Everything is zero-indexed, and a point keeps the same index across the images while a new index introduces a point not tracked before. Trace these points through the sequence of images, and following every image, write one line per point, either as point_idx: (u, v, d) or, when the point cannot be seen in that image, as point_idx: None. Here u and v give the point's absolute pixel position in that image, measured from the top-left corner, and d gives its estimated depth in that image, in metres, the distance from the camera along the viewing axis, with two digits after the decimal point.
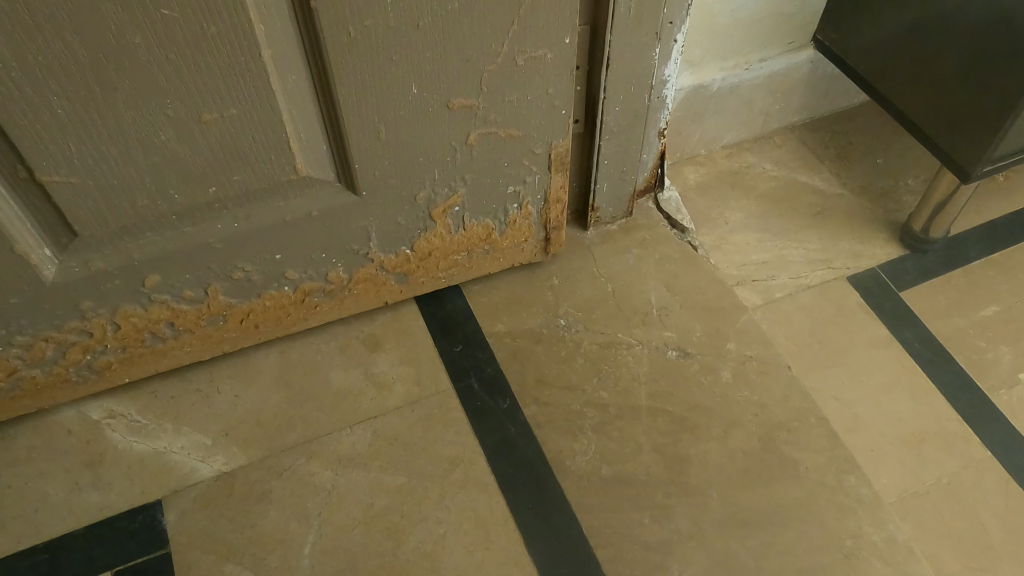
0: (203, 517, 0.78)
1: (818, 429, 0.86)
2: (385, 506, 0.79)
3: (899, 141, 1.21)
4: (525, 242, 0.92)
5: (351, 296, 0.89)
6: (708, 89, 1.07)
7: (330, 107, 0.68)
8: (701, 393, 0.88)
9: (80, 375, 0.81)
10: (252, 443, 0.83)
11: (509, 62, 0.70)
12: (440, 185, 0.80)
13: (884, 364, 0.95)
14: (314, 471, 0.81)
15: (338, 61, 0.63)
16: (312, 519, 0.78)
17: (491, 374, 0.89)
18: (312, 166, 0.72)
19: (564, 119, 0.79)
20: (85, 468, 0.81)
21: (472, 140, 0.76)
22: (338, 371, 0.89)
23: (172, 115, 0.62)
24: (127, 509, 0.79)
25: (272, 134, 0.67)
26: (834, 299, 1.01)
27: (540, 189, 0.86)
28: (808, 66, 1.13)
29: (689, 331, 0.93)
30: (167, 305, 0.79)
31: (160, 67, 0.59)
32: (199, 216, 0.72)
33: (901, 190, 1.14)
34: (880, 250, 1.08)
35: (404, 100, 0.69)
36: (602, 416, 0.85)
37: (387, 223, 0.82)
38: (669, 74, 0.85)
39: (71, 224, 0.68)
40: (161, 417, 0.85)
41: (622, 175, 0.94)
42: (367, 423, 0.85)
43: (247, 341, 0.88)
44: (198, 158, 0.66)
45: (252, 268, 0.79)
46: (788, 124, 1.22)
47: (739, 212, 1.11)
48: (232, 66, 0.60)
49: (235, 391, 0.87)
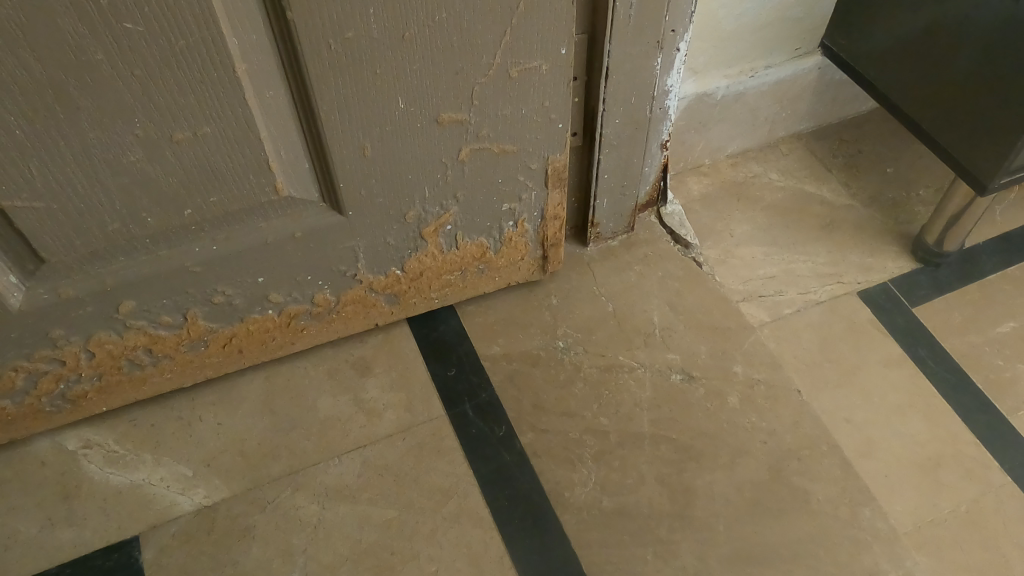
0: (182, 555, 0.74)
1: (830, 456, 0.82)
2: (374, 542, 0.75)
3: (909, 150, 1.16)
4: (522, 260, 0.88)
5: (339, 318, 0.85)
6: (712, 97, 1.03)
7: (311, 124, 0.64)
8: (706, 419, 0.84)
9: (54, 404, 0.78)
10: (234, 475, 0.79)
11: (502, 74, 0.66)
12: (431, 203, 0.76)
13: (898, 386, 0.91)
14: (299, 504, 0.77)
15: (318, 75, 0.59)
16: (296, 556, 0.74)
17: (486, 399, 0.85)
18: (294, 185, 0.68)
19: (561, 133, 0.75)
20: (59, 502, 0.78)
21: (464, 157, 0.72)
22: (326, 397, 0.85)
23: (141, 135, 0.58)
24: (102, 546, 0.75)
25: (250, 152, 0.63)
26: (845, 316, 0.97)
27: (537, 205, 0.82)
28: (815, 72, 1.09)
29: (694, 352, 0.89)
30: (144, 331, 0.75)
31: (125, 84, 0.55)
32: (175, 239, 0.68)
33: (912, 201, 1.10)
34: (891, 264, 1.03)
35: (390, 115, 0.65)
36: (603, 444, 0.81)
37: (375, 242, 0.78)
38: (672, 84, 0.80)
39: (37, 250, 0.64)
40: (139, 447, 0.81)
41: (623, 190, 0.90)
42: (356, 452, 0.81)
43: (231, 366, 0.84)
44: (171, 179, 0.62)
45: (233, 291, 0.75)
46: (795, 132, 1.18)
47: (744, 225, 1.07)
48: (203, 82, 0.56)
49: (217, 419, 0.83)
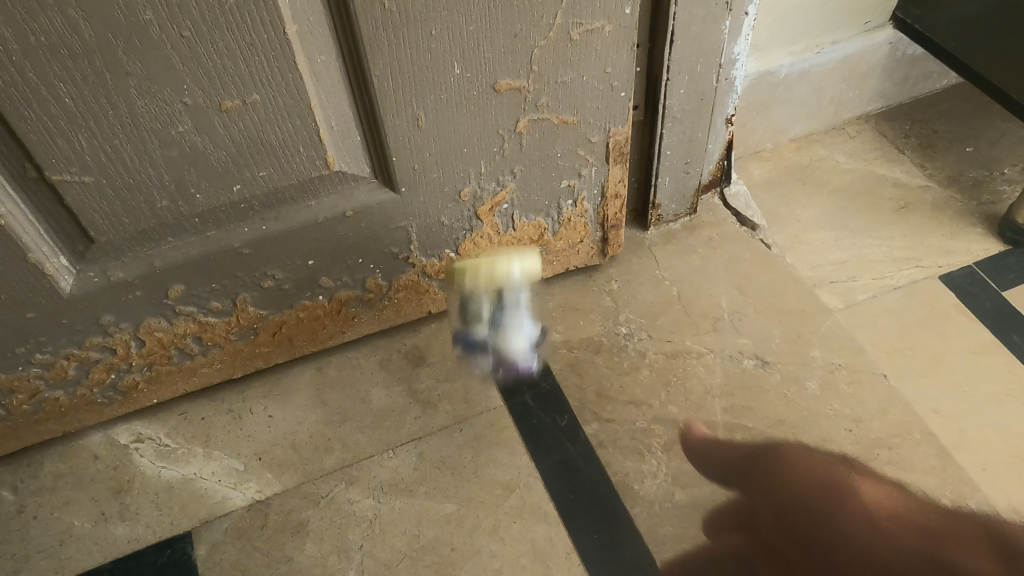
0: (235, 550, 0.71)
1: (925, 447, 0.75)
2: (433, 538, 0.71)
3: (989, 128, 1.09)
4: (581, 242, 0.85)
5: (392, 305, 0.82)
6: (776, 75, 0.97)
7: (364, 93, 0.61)
8: (783, 408, 0.78)
9: (105, 395, 0.76)
10: (287, 468, 0.76)
11: (563, 36, 0.62)
12: (487, 180, 0.72)
13: (990, 373, 0.83)
14: (354, 499, 0.74)
15: (372, 38, 0.56)
16: (353, 552, 0.70)
17: (547, 388, 0.81)
18: (345, 159, 0.65)
19: (624, 103, 0.71)
20: (111, 497, 0.75)
21: (522, 128, 0.69)
22: (379, 388, 0.81)
23: (189, 103, 0.55)
24: (154, 542, 0.72)
25: (301, 124, 0.60)
26: (926, 299, 0.89)
27: (597, 182, 0.78)
28: (887, 47, 1.02)
29: (766, 337, 0.84)
30: (194, 318, 0.73)
31: (174, 47, 0.52)
32: (225, 219, 0.65)
33: (995, 179, 1.02)
34: (975, 246, 0.95)
35: (446, 82, 0.62)
36: (672, 434, 0.77)
37: (429, 223, 0.74)
38: (740, 52, 0.76)
39: (87, 229, 0.61)
40: (190, 440, 0.79)
41: (685, 168, 0.86)
42: (411, 444, 0.77)
43: (282, 356, 0.81)
44: (221, 152, 0.59)
45: (284, 275, 0.72)
46: (862, 113, 1.12)
47: (812, 210, 1.00)
48: (253, 44, 0.53)
49: (268, 411, 0.80)
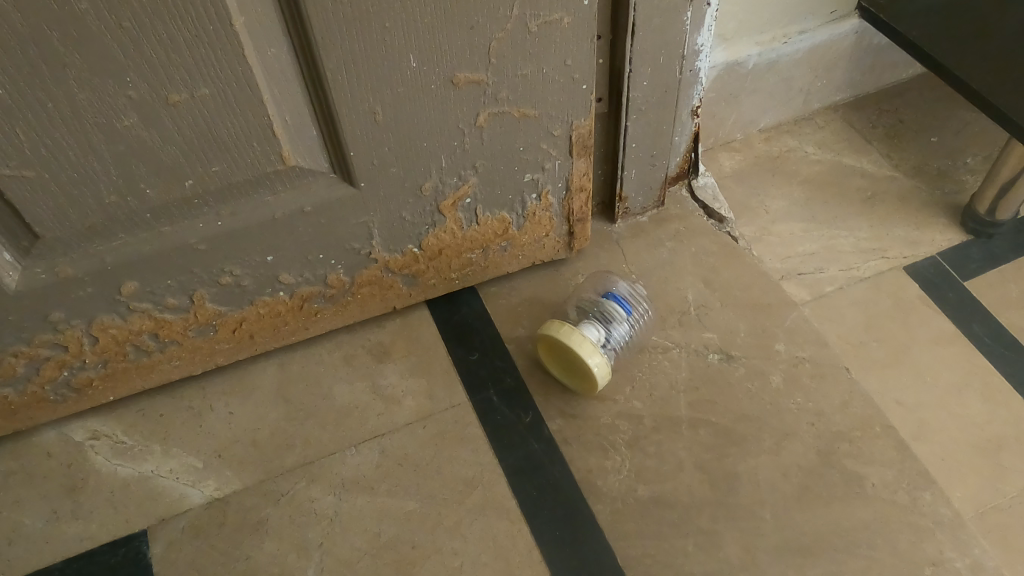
0: (192, 549, 0.70)
1: (885, 439, 0.76)
2: (394, 535, 0.70)
3: (954, 118, 1.09)
4: (546, 236, 0.84)
5: (355, 300, 0.81)
6: (744, 66, 0.97)
7: (319, 87, 0.60)
8: (746, 401, 0.78)
9: (59, 393, 0.75)
10: (248, 466, 0.75)
11: (521, 28, 0.61)
12: (449, 174, 0.72)
13: (950, 363, 0.83)
14: (315, 496, 0.73)
15: (323, 31, 0.55)
16: (312, 550, 0.70)
17: (512, 383, 0.80)
18: (301, 154, 0.64)
19: (585, 96, 0.70)
20: (66, 496, 0.74)
21: (482, 121, 0.68)
22: (342, 384, 0.81)
23: (134, 96, 0.54)
24: (109, 541, 0.71)
25: (252, 117, 0.59)
26: (891, 291, 0.90)
27: (561, 176, 0.77)
28: (854, 37, 1.01)
29: (732, 331, 0.84)
30: (149, 315, 0.71)
31: (114, 38, 0.50)
32: (178, 214, 0.64)
33: (959, 169, 1.03)
34: (939, 236, 0.96)
35: (403, 74, 0.61)
36: (636, 430, 0.76)
37: (390, 217, 0.73)
38: (703, 43, 0.75)
39: (31, 225, 0.60)
40: (148, 438, 0.77)
41: (651, 160, 0.85)
42: (374, 441, 0.76)
43: (243, 352, 0.80)
44: (169, 146, 0.58)
45: (241, 271, 0.71)
46: (830, 103, 1.11)
47: (780, 201, 1.00)
48: (198, 36, 0.52)
49: (229, 408, 0.79)
